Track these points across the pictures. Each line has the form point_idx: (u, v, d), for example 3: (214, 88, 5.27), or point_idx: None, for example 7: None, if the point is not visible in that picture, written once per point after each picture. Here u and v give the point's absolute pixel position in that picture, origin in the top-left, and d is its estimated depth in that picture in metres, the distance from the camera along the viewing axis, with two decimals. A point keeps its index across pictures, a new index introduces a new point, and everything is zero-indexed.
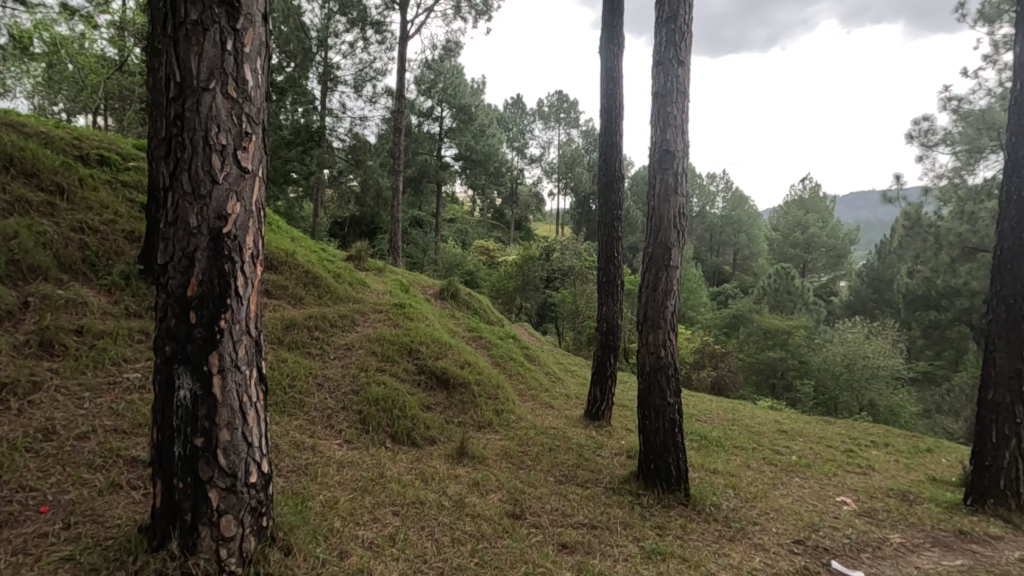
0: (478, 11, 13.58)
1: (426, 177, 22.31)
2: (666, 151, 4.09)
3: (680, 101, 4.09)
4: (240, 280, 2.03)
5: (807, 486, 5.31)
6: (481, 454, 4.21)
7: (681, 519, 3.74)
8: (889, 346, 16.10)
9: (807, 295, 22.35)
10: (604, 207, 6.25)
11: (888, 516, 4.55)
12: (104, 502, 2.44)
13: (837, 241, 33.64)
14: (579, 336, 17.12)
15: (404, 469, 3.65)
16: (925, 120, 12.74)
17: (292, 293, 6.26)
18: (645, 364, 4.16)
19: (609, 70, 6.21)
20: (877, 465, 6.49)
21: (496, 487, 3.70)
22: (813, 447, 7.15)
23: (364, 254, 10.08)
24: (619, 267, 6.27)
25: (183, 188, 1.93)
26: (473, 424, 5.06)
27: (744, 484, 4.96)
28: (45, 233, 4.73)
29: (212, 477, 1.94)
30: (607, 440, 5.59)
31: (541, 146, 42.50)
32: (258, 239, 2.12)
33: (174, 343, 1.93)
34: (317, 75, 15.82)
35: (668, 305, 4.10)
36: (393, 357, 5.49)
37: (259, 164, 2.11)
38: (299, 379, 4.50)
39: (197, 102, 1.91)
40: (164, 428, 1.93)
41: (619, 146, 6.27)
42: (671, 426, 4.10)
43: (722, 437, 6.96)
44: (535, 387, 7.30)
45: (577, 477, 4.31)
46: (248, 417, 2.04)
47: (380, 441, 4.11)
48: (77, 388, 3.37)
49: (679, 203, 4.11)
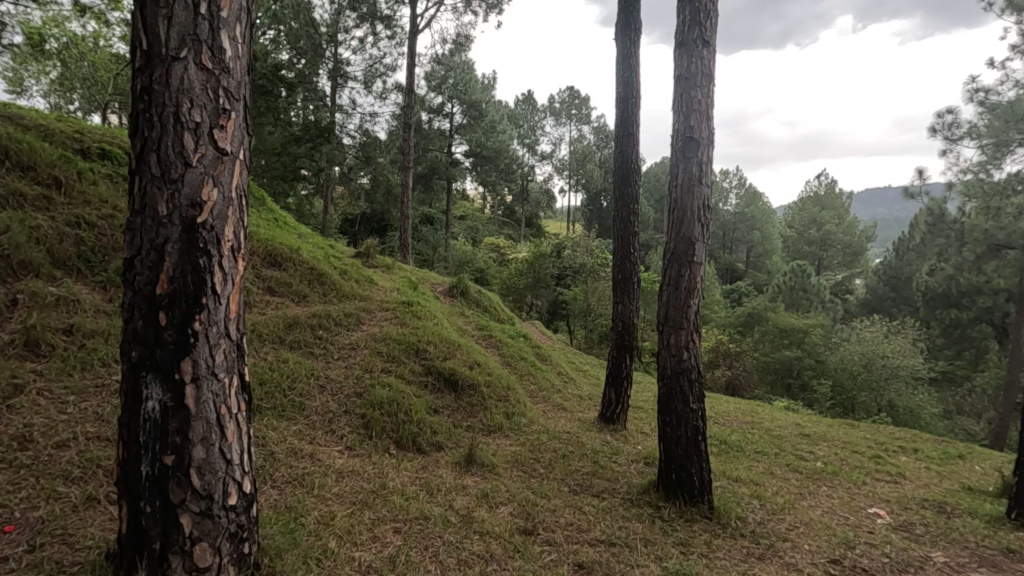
0: (489, 5, 13.31)
1: (436, 174, 22.12)
2: (689, 139, 3.81)
3: (705, 84, 3.80)
4: (217, 276, 1.79)
5: (837, 496, 5.01)
6: (491, 461, 3.97)
7: (705, 534, 3.47)
8: (910, 346, 15.67)
9: (823, 294, 21.90)
10: (619, 200, 5.97)
11: (926, 531, 4.24)
12: (77, 520, 2.23)
13: (853, 238, 32.99)
14: (589, 335, 16.75)
15: (409, 479, 3.42)
16: (950, 112, 12.28)
17: (296, 291, 6.06)
18: (666, 367, 3.89)
19: (624, 58, 5.93)
20: (907, 473, 6.16)
21: (506, 499, 3.45)
22: (839, 452, 6.83)
23: (372, 250, 9.84)
24: (635, 264, 5.99)
25: (152, 172, 1.70)
26: (483, 428, 4.82)
27: (769, 494, 4.67)
28: (39, 228, 4.55)
29: (184, 499, 1.70)
30: (624, 445, 5.32)
31: (551, 143, 42.07)
32: (239, 230, 1.88)
33: (140, 347, 1.69)
34: (327, 71, 15.54)
35: (691, 305, 3.82)
36: (399, 357, 5.25)
37: (240, 145, 1.87)
38: (300, 381, 4.29)
39: (166, 72, 1.68)
40: (130, 444, 1.70)
41: (636, 136, 5.96)
42: (693, 434, 3.82)
43: (742, 441, 6.65)
44: (547, 388, 7.06)
45: (592, 486, 4.05)
46: (226, 433, 1.81)
47: (383, 447, 3.88)
48: (62, 392, 3.17)
49: (703, 195, 3.83)
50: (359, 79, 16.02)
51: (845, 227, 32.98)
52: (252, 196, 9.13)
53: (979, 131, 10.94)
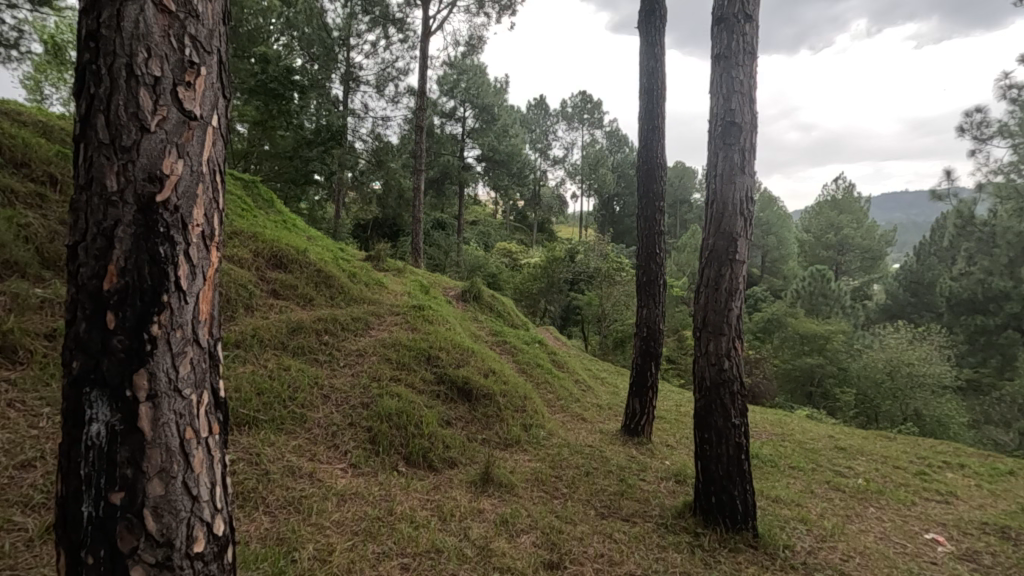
0: (502, 6, 12.98)
1: (448, 178, 21.91)
2: (730, 124, 3.43)
3: (747, 64, 3.42)
4: (183, 269, 1.46)
5: (888, 519, 4.55)
6: (510, 479, 3.60)
7: (753, 567, 3.06)
8: (938, 353, 15.03)
9: (845, 299, 21.26)
10: (643, 196, 5.62)
11: (995, 562, 3.80)
12: (29, 558, 1.92)
13: (873, 242, 32.28)
14: (604, 341, 16.42)
15: (420, 503, 3.07)
16: (979, 110, 11.80)
17: (302, 293, 5.74)
18: (705, 377, 3.49)
19: (649, 47, 5.55)
20: (959, 492, 5.66)
21: (528, 525, 3.08)
22: (879, 468, 6.34)
23: (383, 254, 9.53)
24: (662, 265, 5.58)
25: (99, 139, 1.36)
26: (499, 442, 4.44)
27: (815, 516, 4.23)
28: (29, 226, 4.29)
29: (136, 547, 1.35)
30: (652, 460, 4.93)
31: (564, 148, 41.66)
32: (212, 213, 1.55)
33: (84, 357, 1.35)
34: (340, 76, 15.26)
35: (732, 308, 3.43)
36: (409, 364, 4.91)
37: (214, 109, 1.55)
38: (301, 391, 3.95)
39: (118, 14, 1.35)
40: (70, 478, 1.35)
41: (661, 130, 5.61)
42: (736, 452, 3.42)
43: (775, 455, 6.20)
44: (565, 397, 6.68)
45: (621, 509, 3.65)
46: (193, 463, 1.47)
47: (391, 465, 3.52)
48: (37, 403, 2.86)
49: (746, 184, 3.45)
50: (370, 83, 15.80)
51: (864, 231, 32.27)
52: (260, 197, 8.87)
53: (1010, 130, 10.45)
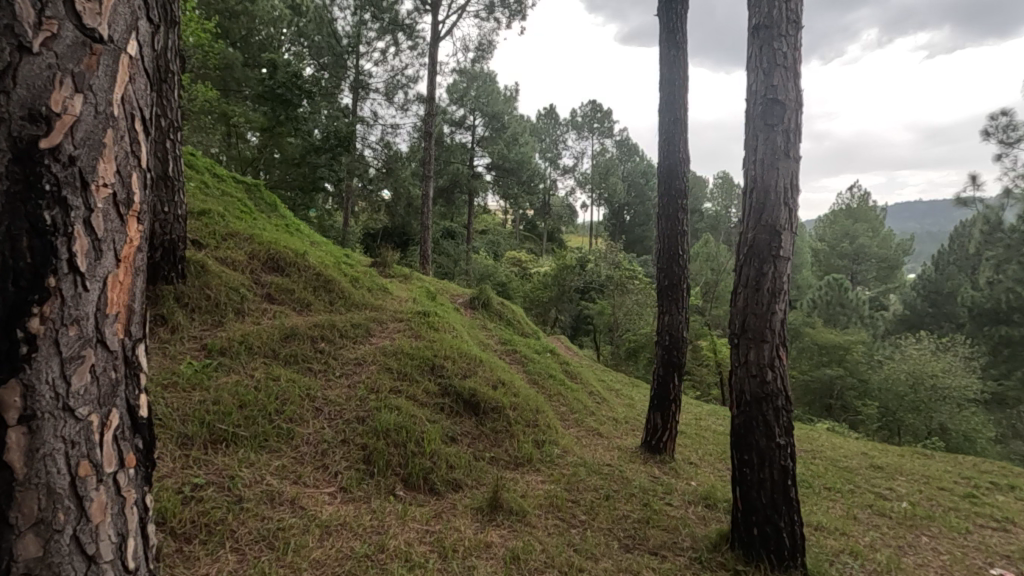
0: (512, 11, 12.70)
1: (458, 186, 21.61)
2: (772, 101, 3.03)
3: (790, 34, 3.02)
4: (80, 243, 1.07)
5: (945, 550, 4.05)
6: (521, 506, 3.17)
7: None
8: (965, 365, 14.40)
9: (863, 309, 20.65)
10: (665, 194, 5.20)
11: None
12: None
13: (889, 251, 31.61)
14: (616, 351, 15.89)
15: (416, 535, 2.65)
16: (1005, 113, 11.35)
17: (298, 298, 5.36)
18: (745, 390, 3.06)
19: (670, 34, 5.13)
20: (1016, 518, 5.13)
21: (542, 564, 2.65)
22: (922, 488, 5.83)
23: (389, 260, 9.17)
24: (684, 268, 5.16)
25: None
26: (509, 461, 4.02)
27: (865, 549, 3.74)
28: None
29: None
30: (676, 482, 4.47)
31: (575, 157, 41.24)
32: (125, 171, 1.18)
33: None
34: (350, 84, 14.81)
35: (775, 311, 3.01)
36: (412, 374, 4.50)
37: (129, 34, 1.19)
38: (291, 403, 3.56)
39: None
40: None
41: (683, 125, 5.21)
42: (782, 477, 2.98)
43: (809, 475, 5.69)
44: (579, 410, 6.23)
45: (648, 540, 3.20)
46: (89, 510, 1.08)
47: (387, 489, 3.11)
48: None
49: (790, 169, 3.03)
50: (380, 90, 15.56)
51: (880, 240, 31.63)
52: (262, 201, 8.54)
53: None
